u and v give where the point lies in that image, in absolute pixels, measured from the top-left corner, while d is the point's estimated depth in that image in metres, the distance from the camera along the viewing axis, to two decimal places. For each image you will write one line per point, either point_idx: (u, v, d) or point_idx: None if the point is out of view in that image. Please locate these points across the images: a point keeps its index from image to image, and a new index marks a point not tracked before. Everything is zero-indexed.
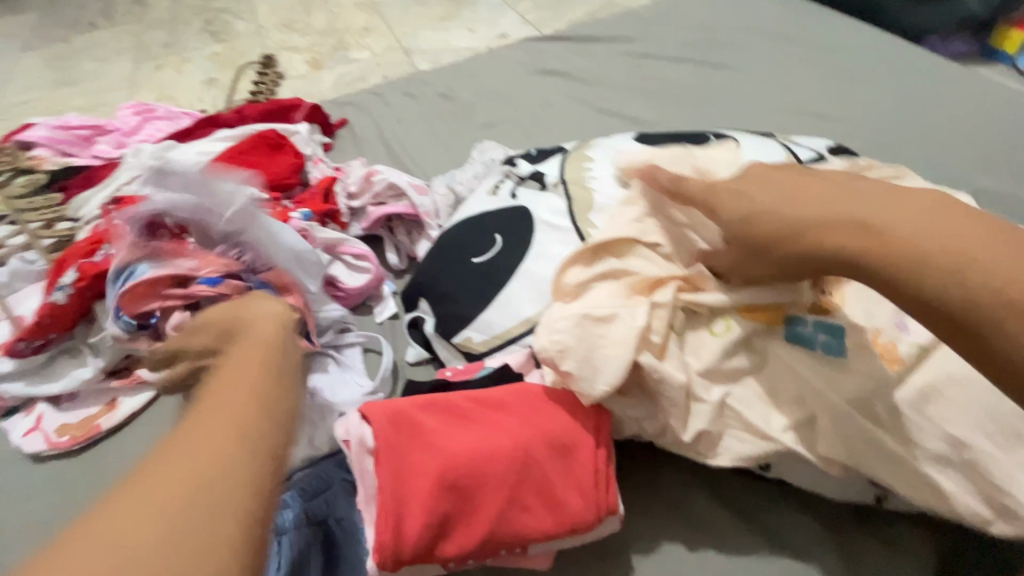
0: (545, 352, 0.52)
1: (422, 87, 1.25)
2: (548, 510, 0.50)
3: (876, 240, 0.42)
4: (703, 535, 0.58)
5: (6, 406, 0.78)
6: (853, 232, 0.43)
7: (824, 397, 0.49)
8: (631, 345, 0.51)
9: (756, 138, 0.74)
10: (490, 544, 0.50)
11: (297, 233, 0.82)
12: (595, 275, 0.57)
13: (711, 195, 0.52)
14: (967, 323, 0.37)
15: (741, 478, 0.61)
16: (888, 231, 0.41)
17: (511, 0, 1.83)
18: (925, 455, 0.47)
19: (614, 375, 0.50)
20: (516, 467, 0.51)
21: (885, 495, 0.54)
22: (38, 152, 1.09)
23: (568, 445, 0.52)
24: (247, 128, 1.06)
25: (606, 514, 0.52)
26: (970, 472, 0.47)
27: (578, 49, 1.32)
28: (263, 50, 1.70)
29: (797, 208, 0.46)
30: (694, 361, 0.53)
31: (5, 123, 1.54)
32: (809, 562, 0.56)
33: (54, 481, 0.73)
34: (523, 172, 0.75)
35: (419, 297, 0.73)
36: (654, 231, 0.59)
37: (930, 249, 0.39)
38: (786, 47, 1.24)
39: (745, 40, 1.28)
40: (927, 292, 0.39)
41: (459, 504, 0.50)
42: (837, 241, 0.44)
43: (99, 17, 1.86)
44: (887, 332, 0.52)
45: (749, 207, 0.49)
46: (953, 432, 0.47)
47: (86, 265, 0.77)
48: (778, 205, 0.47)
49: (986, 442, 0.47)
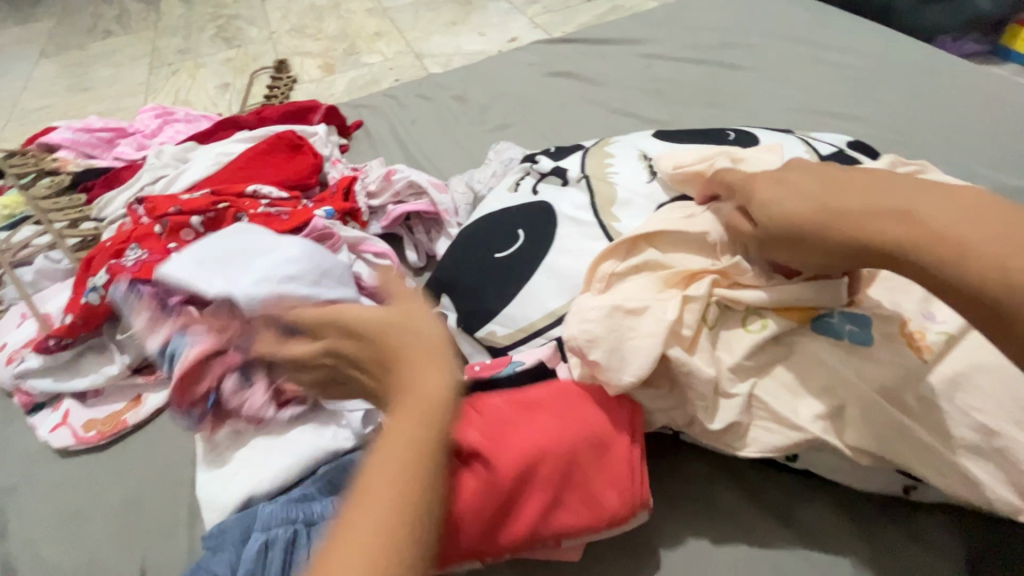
0: (574, 341, 0.53)
1: (437, 89, 1.26)
2: (586, 506, 0.52)
3: (914, 229, 0.43)
4: (729, 527, 0.58)
5: (35, 401, 0.79)
6: (897, 222, 0.44)
7: (852, 386, 0.50)
8: (661, 338, 0.51)
9: (774, 134, 0.75)
10: (533, 539, 0.52)
11: (321, 232, 0.84)
12: (632, 267, 0.58)
13: (751, 185, 0.53)
14: (992, 312, 0.40)
15: (766, 470, 0.61)
16: (928, 220, 0.43)
17: (520, 5, 1.85)
18: (956, 443, 0.47)
19: (641, 367, 0.50)
20: (558, 466, 0.52)
21: (913, 486, 0.54)
22: (61, 154, 1.11)
23: (606, 442, 0.53)
24: (267, 129, 1.07)
25: (639, 508, 0.53)
26: (1002, 460, 0.47)
27: (590, 51, 1.33)
28: (277, 55, 1.72)
29: (839, 197, 0.47)
30: (726, 356, 0.53)
31: (25, 129, 1.57)
32: (836, 553, 0.56)
33: (84, 475, 0.74)
34: (545, 169, 0.76)
35: (441, 292, 0.73)
36: (703, 223, 0.58)
37: (961, 242, 0.41)
38: (798, 46, 1.25)
39: (756, 39, 1.28)
40: (955, 283, 0.41)
41: (504, 503, 0.52)
42: (880, 231, 0.45)
43: (115, 24, 1.89)
44: (914, 322, 0.52)
45: (785, 193, 0.49)
46: (985, 421, 0.47)
47: (115, 265, 0.78)
48: (820, 195, 0.48)
49: (1018, 430, 0.47)
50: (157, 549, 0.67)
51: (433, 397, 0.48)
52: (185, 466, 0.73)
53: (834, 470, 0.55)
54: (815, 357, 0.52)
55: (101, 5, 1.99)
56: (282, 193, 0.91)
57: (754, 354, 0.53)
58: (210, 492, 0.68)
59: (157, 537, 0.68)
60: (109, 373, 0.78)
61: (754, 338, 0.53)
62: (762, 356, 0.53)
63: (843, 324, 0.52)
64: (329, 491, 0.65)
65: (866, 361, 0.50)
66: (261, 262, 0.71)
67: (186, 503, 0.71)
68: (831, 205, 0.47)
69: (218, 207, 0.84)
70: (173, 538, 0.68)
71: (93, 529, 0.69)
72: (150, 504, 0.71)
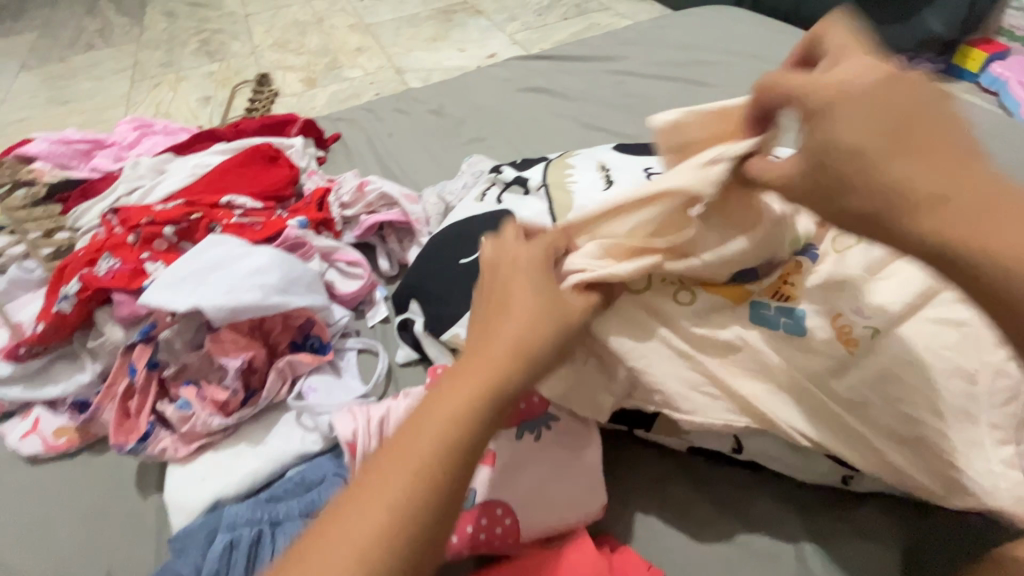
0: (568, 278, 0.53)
1: (413, 103, 1.30)
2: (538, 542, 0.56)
3: (980, 234, 0.34)
4: (681, 519, 0.61)
5: (5, 410, 0.80)
6: (978, 221, 0.34)
7: (787, 375, 0.54)
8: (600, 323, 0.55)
9: None
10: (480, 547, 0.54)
11: (295, 241, 0.86)
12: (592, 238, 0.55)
13: (808, 96, 0.40)
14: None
15: (718, 465, 0.64)
16: (996, 223, 0.34)
17: (499, 23, 1.90)
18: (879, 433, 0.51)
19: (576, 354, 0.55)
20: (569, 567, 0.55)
21: (850, 476, 0.57)
22: (38, 165, 1.12)
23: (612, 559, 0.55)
24: (244, 141, 1.09)
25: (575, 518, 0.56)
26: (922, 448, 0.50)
27: (563, 68, 1.37)
28: (259, 69, 1.75)
29: (907, 167, 0.36)
30: (666, 331, 0.56)
31: (3, 140, 1.57)
32: (781, 543, 0.59)
33: (52, 481, 0.74)
34: (508, 179, 0.79)
35: (409, 299, 0.77)
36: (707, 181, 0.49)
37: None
38: (761, 65, 1.31)
39: (721, 58, 1.34)
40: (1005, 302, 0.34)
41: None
42: (938, 229, 0.35)
43: (97, 38, 1.91)
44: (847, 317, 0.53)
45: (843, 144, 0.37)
46: (909, 412, 0.51)
47: (87, 275, 0.79)
48: (886, 154, 0.36)
49: (939, 420, 0.50)
50: (124, 553, 0.68)
51: (506, 384, 0.42)
52: (154, 470, 0.74)
53: (776, 459, 0.58)
54: (751, 352, 0.55)
55: (83, 17, 2.00)
56: (256, 204, 0.93)
57: (691, 345, 0.56)
58: (176, 496, 0.68)
59: (125, 541, 0.69)
60: (80, 381, 0.78)
61: (691, 328, 0.56)
62: (703, 349, 0.56)
63: (774, 319, 0.55)
64: (297, 491, 0.66)
65: (797, 355, 0.54)
66: (228, 274, 0.73)
67: (154, 507, 0.71)
68: (901, 175, 0.36)
69: (192, 217, 0.86)
70: (142, 542, 0.69)
71: (60, 535, 0.70)
72: (119, 509, 0.71)
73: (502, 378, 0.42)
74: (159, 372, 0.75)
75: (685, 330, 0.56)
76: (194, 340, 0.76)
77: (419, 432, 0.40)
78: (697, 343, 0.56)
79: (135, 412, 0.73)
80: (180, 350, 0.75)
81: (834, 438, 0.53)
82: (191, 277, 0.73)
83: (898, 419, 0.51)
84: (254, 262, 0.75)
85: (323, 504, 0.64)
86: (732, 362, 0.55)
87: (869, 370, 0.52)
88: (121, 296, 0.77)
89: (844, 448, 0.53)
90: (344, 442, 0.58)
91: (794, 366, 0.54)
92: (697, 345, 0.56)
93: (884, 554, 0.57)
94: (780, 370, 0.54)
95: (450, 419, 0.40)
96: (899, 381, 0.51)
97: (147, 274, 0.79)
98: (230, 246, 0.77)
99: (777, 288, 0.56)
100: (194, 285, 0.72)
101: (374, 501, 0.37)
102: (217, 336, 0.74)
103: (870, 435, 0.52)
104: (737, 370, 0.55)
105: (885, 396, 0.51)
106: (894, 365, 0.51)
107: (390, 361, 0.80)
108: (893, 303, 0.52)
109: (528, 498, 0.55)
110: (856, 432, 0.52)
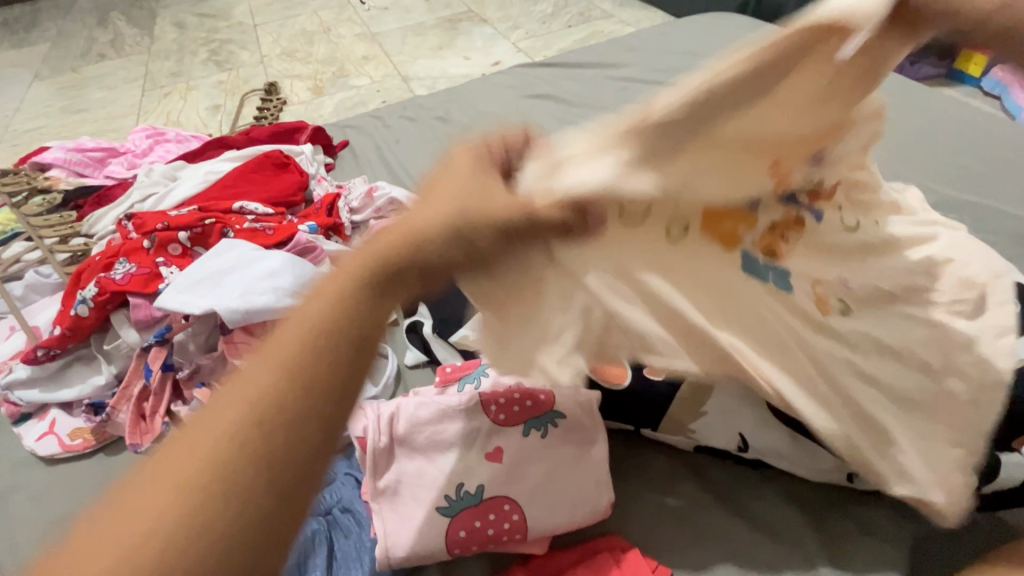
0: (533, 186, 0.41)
1: (420, 111, 1.32)
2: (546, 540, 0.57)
3: None
4: (687, 518, 0.61)
5: (22, 412, 0.81)
6: None
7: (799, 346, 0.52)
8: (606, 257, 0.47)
9: None
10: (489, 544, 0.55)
11: (305, 245, 0.88)
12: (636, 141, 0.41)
13: None
14: None
15: (723, 464, 0.65)
16: None
17: (503, 31, 1.92)
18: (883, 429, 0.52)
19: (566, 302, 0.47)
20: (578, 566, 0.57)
21: (855, 473, 0.58)
22: (53, 172, 1.14)
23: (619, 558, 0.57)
24: (254, 148, 1.11)
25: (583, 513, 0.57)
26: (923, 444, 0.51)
27: (567, 75, 1.39)
28: (267, 78, 1.78)
29: None
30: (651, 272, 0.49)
31: (17, 149, 1.60)
32: (787, 541, 0.59)
33: (67, 481, 0.75)
34: None
35: (418, 301, 0.78)
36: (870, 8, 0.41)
37: None
38: None
39: None
40: None
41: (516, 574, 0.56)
42: None
43: (109, 48, 1.94)
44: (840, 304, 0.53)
45: None
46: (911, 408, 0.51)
47: (103, 278, 0.80)
48: None
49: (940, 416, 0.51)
50: None
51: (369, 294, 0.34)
52: None
53: (782, 457, 0.59)
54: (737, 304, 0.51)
55: (95, 28, 2.04)
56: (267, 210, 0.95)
57: (685, 293, 0.50)
58: None
59: None
60: (95, 383, 0.80)
61: (687, 275, 0.51)
62: (698, 297, 0.51)
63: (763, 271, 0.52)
64: None
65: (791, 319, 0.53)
66: (241, 278, 0.75)
67: None
68: None
69: (206, 222, 0.87)
70: None
71: None
72: None
73: (365, 284, 0.34)
74: (173, 374, 0.77)
75: (684, 275, 0.51)
76: (206, 342, 0.78)
77: (269, 356, 0.34)
78: (690, 290, 0.51)
79: (150, 413, 0.75)
80: (193, 352, 0.77)
81: (826, 408, 0.52)
82: (205, 280, 0.75)
83: (884, 402, 0.52)
84: (267, 266, 0.76)
85: (335, 503, 0.65)
86: (730, 315, 0.52)
87: (876, 360, 0.53)
88: (137, 300, 0.79)
89: (844, 424, 0.52)
90: (355, 435, 0.59)
91: (780, 326, 0.52)
92: (687, 291, 0.51)
93: (890, 550, 0.58)
94: (765, 330, 0.52)
95: (297, 338, 0.33)
96: (892, 363, 0.52)
97: (162, 278, 0.81)
98: (243, 250, 0.78)
99: (776, 237, 0.52)
100: (208, 288, 0.74)
101: (205, 432, 0.32)
102: (229, 338, 0.75)
103: (873, 422, 0.52)
104: (730, 320, 0.51)
105: (887, 389, 0.52)
106: (894, 353, 0.52)
107: (399, 363, 0.81)
108: (884, 288, 0.53)
109: (536, 493, 0.56)
110: (851, 416, 0.52)
